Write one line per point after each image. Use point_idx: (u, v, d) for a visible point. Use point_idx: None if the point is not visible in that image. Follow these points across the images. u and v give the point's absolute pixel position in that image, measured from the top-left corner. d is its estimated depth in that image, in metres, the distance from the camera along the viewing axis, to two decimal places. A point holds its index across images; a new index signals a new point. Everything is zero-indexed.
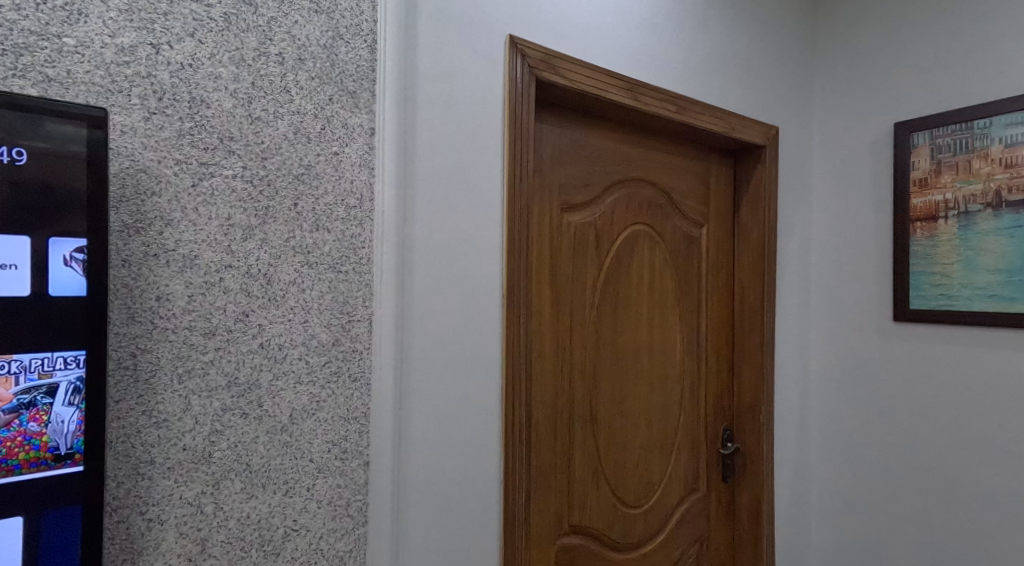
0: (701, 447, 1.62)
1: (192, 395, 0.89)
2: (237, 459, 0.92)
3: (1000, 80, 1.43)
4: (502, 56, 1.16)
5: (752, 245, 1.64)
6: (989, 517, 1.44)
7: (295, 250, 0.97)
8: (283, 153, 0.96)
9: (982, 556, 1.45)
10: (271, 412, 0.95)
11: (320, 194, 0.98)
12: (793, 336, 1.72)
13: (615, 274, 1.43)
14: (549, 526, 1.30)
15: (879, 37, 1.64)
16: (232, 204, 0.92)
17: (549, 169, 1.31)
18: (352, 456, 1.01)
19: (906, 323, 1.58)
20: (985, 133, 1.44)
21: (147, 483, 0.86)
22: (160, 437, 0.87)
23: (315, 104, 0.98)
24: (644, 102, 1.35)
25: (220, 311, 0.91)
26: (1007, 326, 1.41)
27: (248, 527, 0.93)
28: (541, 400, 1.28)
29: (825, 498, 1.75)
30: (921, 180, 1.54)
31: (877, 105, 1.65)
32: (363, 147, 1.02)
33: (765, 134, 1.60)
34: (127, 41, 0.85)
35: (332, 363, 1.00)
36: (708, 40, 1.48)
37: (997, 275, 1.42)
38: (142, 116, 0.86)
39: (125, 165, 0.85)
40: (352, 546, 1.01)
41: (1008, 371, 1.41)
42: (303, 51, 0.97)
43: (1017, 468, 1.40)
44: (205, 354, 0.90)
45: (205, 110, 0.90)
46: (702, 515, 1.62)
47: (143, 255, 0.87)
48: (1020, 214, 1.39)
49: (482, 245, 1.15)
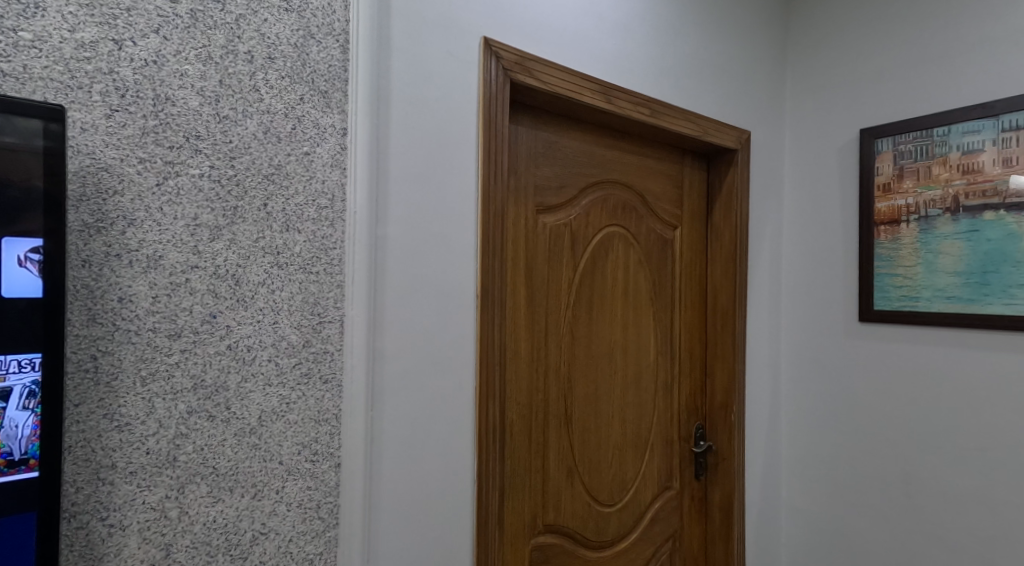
0: (674, 445, 1.64)
1: (156, 398, 0.87)
2: (204, 462, 0.90)
3: (956, 90, 1.48)
4: (477, 57, 1.16)
5: (723, 246, 1.66)
6: (946, 509, 1.49)
7: (265, 251, 0.95)
8: (252, 152, 0.93)
9: (940, 546, 1.50)
10: (239, 415, 0.92)
11: (291, 194, 0.96)
12: (764, 333, 1.75)
13: (590, 274, 1.43)
14: (524, 527, 1.30)
15: (846, 46, 1.69)
16: (199, 204, 0.90)
17: (525, 169, 1.30)
18: (323, 457, 0.99)
19: (870, 324, 1.62)
20: (944, 140, 1.49)
21: (107, 488, 0.84)
22: (122, 441, 0.85)
23: (286, 103, 0.96)
24: (618, 104, 1.36)
25: (186, 312, 0.89)
26: (963, 326, 1.46)
27: (215, 531, 0.90)
28: (516, 399, 1.29)
29: (794, 494, 1.79)
30: (884, 185, 1.59)
31: (842, 112, 1.69)
32: (335, 147, 1.00)
33: (735, 137, 1.62)
34: (88, 36, 0.82)
35: (303, 365, 0.97)
36: (681, 44, 1.50)
37: (956, 277, 1.47)
38: (104, 113, 0.84)
39: (85, 164, 0.83)
40: (322, 548, 0.99)
41: (964, 369, 1.46)
42: (273, 50, 0.95)
43: (973, 462, 1.45)
44: (169, 356, 0.88)
45: (170, 108, 0.88)
46: (676, 512, 1.64)
47: (105, 256, 0.84)
48: (978, 218, 1.44)
49: (457, 247, 1.14)
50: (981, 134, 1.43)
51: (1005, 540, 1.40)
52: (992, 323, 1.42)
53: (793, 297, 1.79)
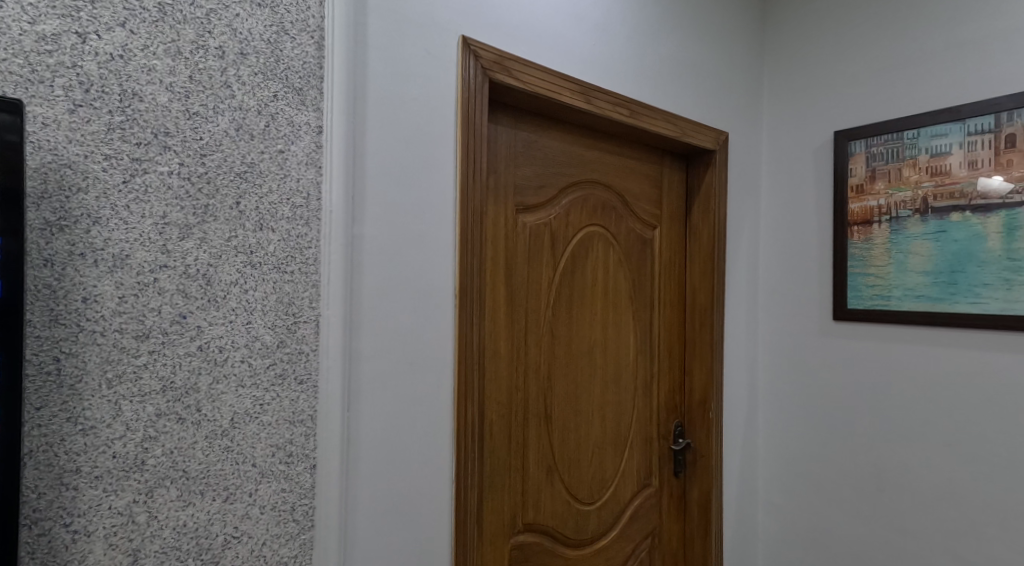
0: (653, 443, 1.64)
1: (123, 401, 0.84)
2: (173, 465, 0.87)
3: (923, 96, 1.53)
4: (456, 56, 1.15)
5: (702, 246, 1.68)
6: (915, 504, 1.53)
7: (237, 250, 0.92)
8: (224, 149, 0.91)
9: (910, 541, 1.53)
10: (211, 416, 0.90)
11: (264, 192, 0.94)
12: (741, 332, 1.77)
13: (570, 274, 1.43)
14: (503, 526, 1.29)
15: (819, 54, 1.72)
16: (167, 202, 0.87)
17: (504, 169, 1.30)
18: (298, 459, 0.97)
19: (844, 323, 1.65)
20: (913, 143, 1.53)
21: (71, 493, 0.81)
22: (86, 445, 0.82)
23: (259, 100, 0.94)
24: (597, 106, 1.36)
25: (154, 312, 0.86)
26: (933, 325, 1.49)
27: (185, 535, 0.88)
28: (495, 399, 1.28)
29: (771, 491, 1.80)
30: (857, 186, 1.62)
31: (815, 117, 1.73)
32: (310, 146, 0.98)
33: (712, 138, 1.64)
34: (49, 28, 0.80)
35: (277, 366, 0.95)
36: (659, 48, 1.51)
37: (925, 276, 1.50)
38: (66, 108, 0.81)
39: (47, 160, 0.80)
40: (297, 551, 0.96)
41: (934, 367, 1.50)
42: (245, 45, 0.93)
43: (941, 458, 1.49)
44: (137, 357, 0.85)
45: (137, 103, 0.85)
46: (655, 510, 1.64)
47: (68, 255, 0.81)
48: (946, 219, 1.47)
49: (436, 246, 1.12)
50: (949, 137, 1.47)
51: (972, 533, 1.44)
52: (959, 322, 1.45)
53: (769, 297, 1.81)
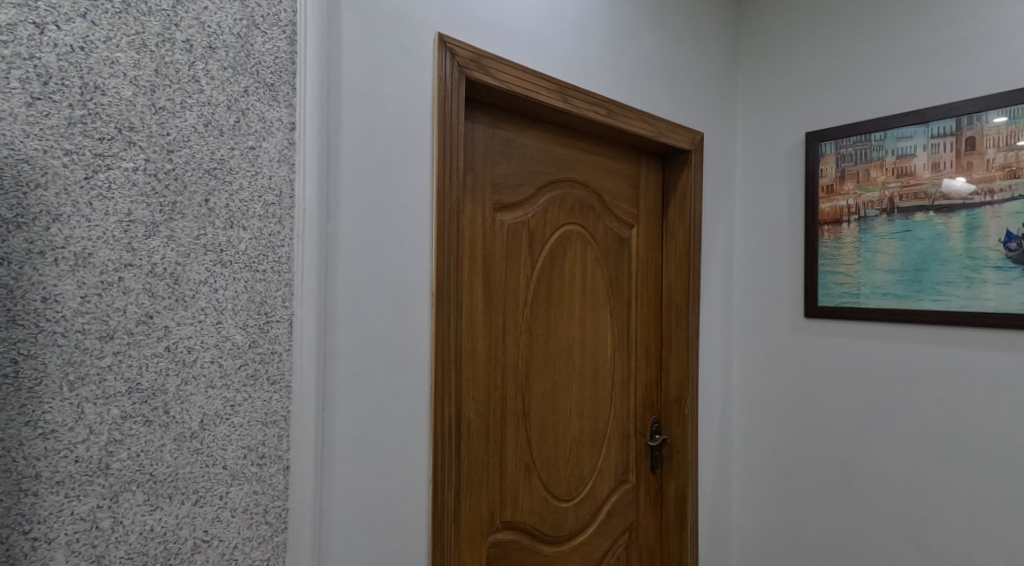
0: (631, 439, 1.64)
1: (86, 403, 0.81)
2: (140, 469, 0.84)
3: (889, 101, 1.57)
4: (432, 53, 1.13)
5: (677, 246, 1.69)
6: (882, 496, 1.56)
7: (207, 249, 0.89)
8: (192, 145, 0.88)
9: (875, 532, 1.57)
10: (180, 419, 0.87)
11: (235, 189, 0.92)
12: (716, 331, 1.79)
13: (548, 273, 1.43)
14: (480, 524, 1.28)
15: (791, 59, 1.76)
16: (132, 199, 0.84)
17: (482, 167, 1.29)
18: (271, 461, 0.94)
19: (814, 321, 1.68)
20: (880, 145, 1.57)
21: (31, 499, 0.78)
22: (47, 449, 0.79)
23: (229, 95, 0.91)
24: (574, 104, 1.36)
25: (119, 312, 0.83)
26: (898, 322, 1.53)
27: (152, 540, 0.85)
28: (473, 397, 1.27)
29: (746, 486, 1.83)
30: (827, 186, 1.66)
31: (787, 120, 1.76)
32: (282, 142, 0.96)
33: (687, 138, 1.66)
34: (5, 18, 0.77)
35: (248, 366, 0.92)
36: (635, 49, 1.53)
37: (891, 275, 1.54)
38: (24, 102, 0.78)
39: (3, 155, 0.77)
40: (270, 554, 0.94)
41: (900, 364, 1.53)
42: (213, 39, 0.90)
43: (905, 451, 1.52)
44: (101, 358, 0.82)
45: (99, 97, 0.82)
46: (632, 506, 1.65)
47: (26, 253, 0.78)
48: (911, 219, 1.51)
49: (413, 242, 1.11)
50: (913, 139, 1.51)
51: (934, 523, 1.48)
52: (924, 319, 1.49)
53: (743, 296, 1.84)
